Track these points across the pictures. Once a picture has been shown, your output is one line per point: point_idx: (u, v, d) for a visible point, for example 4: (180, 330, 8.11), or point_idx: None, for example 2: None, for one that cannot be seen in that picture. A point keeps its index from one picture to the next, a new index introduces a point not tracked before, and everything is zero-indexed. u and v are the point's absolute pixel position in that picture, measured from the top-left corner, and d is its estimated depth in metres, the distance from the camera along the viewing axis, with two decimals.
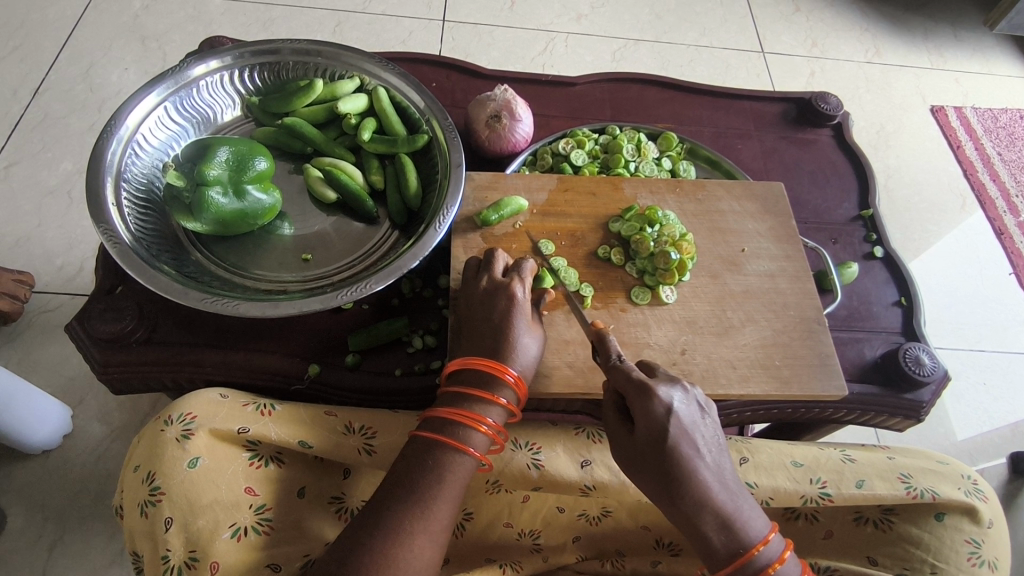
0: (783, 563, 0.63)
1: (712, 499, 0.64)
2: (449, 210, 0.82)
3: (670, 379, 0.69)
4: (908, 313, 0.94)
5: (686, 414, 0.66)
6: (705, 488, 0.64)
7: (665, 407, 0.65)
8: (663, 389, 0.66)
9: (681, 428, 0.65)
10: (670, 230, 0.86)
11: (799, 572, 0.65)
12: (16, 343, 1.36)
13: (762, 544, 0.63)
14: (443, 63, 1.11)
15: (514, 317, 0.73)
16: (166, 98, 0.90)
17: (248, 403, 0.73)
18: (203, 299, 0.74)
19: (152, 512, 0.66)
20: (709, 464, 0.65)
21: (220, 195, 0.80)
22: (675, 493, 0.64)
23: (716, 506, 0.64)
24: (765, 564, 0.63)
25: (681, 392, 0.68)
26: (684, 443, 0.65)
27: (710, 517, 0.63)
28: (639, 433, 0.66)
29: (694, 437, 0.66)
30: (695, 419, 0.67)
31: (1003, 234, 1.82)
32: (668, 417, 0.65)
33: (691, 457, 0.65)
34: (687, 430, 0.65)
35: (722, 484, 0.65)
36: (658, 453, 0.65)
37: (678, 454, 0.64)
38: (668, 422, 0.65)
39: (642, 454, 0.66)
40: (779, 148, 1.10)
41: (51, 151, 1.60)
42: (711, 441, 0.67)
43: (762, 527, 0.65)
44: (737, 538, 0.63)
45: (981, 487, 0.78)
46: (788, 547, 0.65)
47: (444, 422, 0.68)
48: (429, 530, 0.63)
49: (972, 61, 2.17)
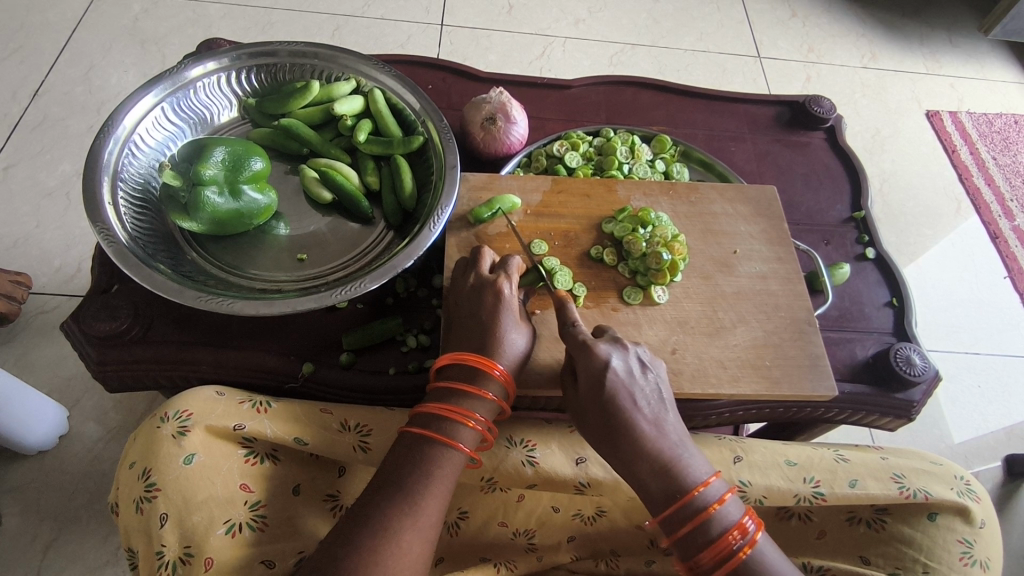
0: (723, 504, 0.65)
1: (648, 445, 0.67)
2: (444, 210, 0.83)
3: (615, 338, 0.73)
4: (900, 314, 0.94)
5: (624, 367, 0.70)
6: (641, 435, 0.67)
7: (602, 360, 0.69)
8: (603, 345, 0.70)
9: (619, 380, 0.69)
10: (662, 231, 0.86)
11: (743, 515, 0.65)
12: (13, 343, 1.37)
13: (700, 487, 0.65)
14: (440, 66, 1.12)
15: (501, 313, 0.73)
16: (164, 99, 0.91)
17: (244, 400, 0.74)
18: (198, 298, 0.75)
19: (147, 508, 0.66)
20: (647, 415, 0.68)
21: (216, 195, 0.81)
22: (613, 440, 0.68)
23: (652, 450, 0.66)
24: (703, 506, 0.64)
25: (622, 349, 0.71)
26: (621, 394, 0.68)
27: (647, 462, 0.66)
28: (582, 387, 0.70)
29: (633, 388, 0.69)
30: (634, 373, 0.70)
31: (997, 238, 1.83)
32: (605, 369, 0.68)
33: (628, 407, 0.68)
34: (624, 382, 0.69)
35: (660, 432, 0.68)
36: (596, 403, 0.69)
37: (616, 402, 0.68)
38: (605, 374, 0.69)
39: (586, 407, 0.70)
40: (773, 150, 1.11)
41: (50, 153, 1.61)
42: (653, 393, 0.70)
43: (702, 472, 0.66)
44: (674, 483, 0.66)
45: (974, 488, 0.78)
46: (730, 491, 0.66)
47: (432, 418, 0.69)
48: (418, 525, 0.64)
49: (967, 66, 2.19)
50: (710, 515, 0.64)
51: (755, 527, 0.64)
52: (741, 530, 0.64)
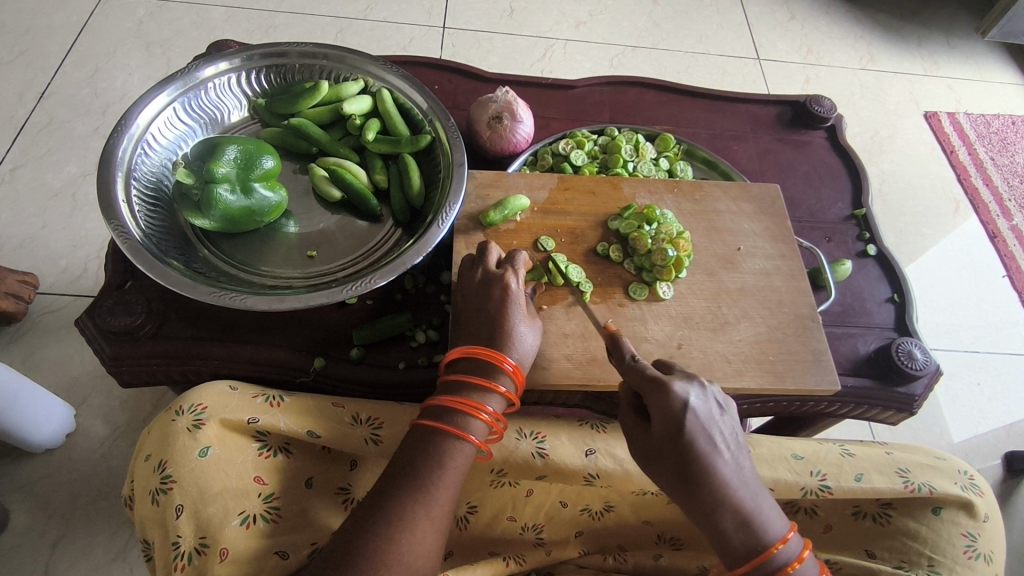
0: (801, 562, 0.65)
1: (730, 496, 0.65)
2: (452, 208, 0.84)
3: (689, 375, 0.70)
4: (901, 310, 0.96)
5: (705, 409, 0.67)
6: (725, 486, 0.65)
7: (681, 404, 0.66)
8: (679, 384, 0.67)
9: (699, 425, 0.66)
10: (667, 228, 0.88)
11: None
12: (21, 343, 1.38)
13: (779, 544, 0.64)
14: (445, 66, 1.13)
15: (508, 307, 0.75)
16: (176, 98, 0.92)
17: (257, 394, 0.75)
18: (211, 293, 0.76)
19: (163, 499, 0.67)
20: (726, 460, 0.66)
21: (228, 192, 0.82)
22: (692, 490, 0.65)
23: (734, 501, 0.65)
24: (784, 563, 0.64)
25: (699, 389, 0.68)
26: (703, 440, 0.66)
27: (728, 515, 0.65)
28: (656, 429, 0.67)
29: (712, 430, 0.66)
30: (713, 415, 0.67)
31: (996, 237, 1.85)
32: (686, 413, 0.65)
33: (709, 453, 0.65)
34: (705, 427, 0.66)
35: (741, 481, 0.66)
36: (675, 450, 0.66)
37: (696, 450, 0.65)
38: (687, 418, 0.65)
39: (661, 452, 0.67)
40: (774, 149, 1.12)
41: (56, 155, 1.62)
42: (730, 436, 0.68)
43: (780, 526, 0.66)
44: (755, 537, 0.65)
45: (977, 483, 0.79)
46: (806, 548, 0.66)
47: (444, 410, 0.70)
48: (431, 515, 0.65)
49: (964, 67, 2.21)
50: (790, 574, 0.64)
51: None
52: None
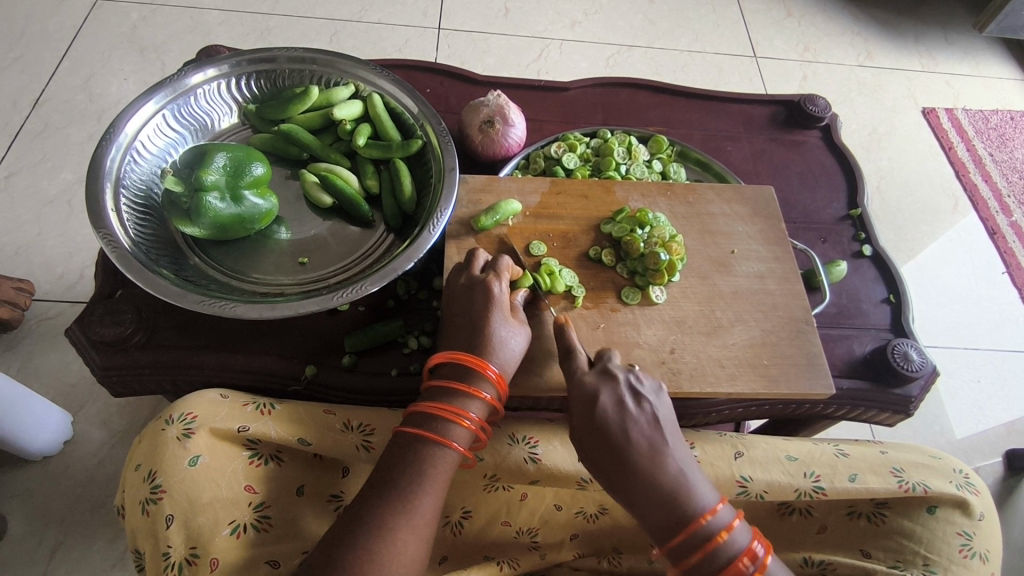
0: (731, 531, 0.64)
1: (644, 473, 0.67)
2: (443, 213, 0.84)
3: (613, 368, 0.73)
4: (897, 310, 0.95)
5: (617, 394, 0.71)
6: (640, 465, 0.67)
7: (590, 391, 0.71)
8: (589, 379, 0.72)
9: (608, 409, 0.70)
10: (660, 231, 0.87)
11: (750, 540, 0.65)
12: (17, 351, 1.37)
13: (706, 514, 0.65)
14: (437, 70, 1.13)
15: (492, 311, 0.74)
16: (165, 106, 0.92)
17: (247, 402, 0.74)
18: (202, 302, 0.75)
19: (153, 510, 0.66)
20: (644, 442, 0.68)
21: (218, 200, 0.82)
22: (614, 473, 0.68)
23: (651, 480, 0.66)
24: (712, 534, 0.64)
25: (617, 379, 0.72)
26: (615, 423, 0.69)
27: (645, 492, 0.66)
28: (577, 423, 0.71)
29: (627, 414, 0.70)
30: (631, 402, 0.70)
31: (995, 234, 1.84)
32: (593, 399, 0.70)
33: (624, 438, 0.68)
34: (616, 409, 0.70)
35: (660, 460, 0.67)
36: (592, 435, 0.69)
37: (608, 432, 0.69)
38: (596, 404, 0.70)
39: (585, 439, 0.70)
40: (769, 149, 1.11)
41: (51, 161, 1.62)
42: (651, 419, 0.70)
43: (708, 498, 0.66)
44: (680, 511, 0.65)
45: (972, 481, 0.78)
46: (737, 517, 0.66)
47: (427, 417, 0.69)
48: (415, 524, 0.64)
49: (962, 63, 2.20)
50: (717, 543, 0.64)
51: (764, 552, 0.64)
52: (750, 556, 0.64)
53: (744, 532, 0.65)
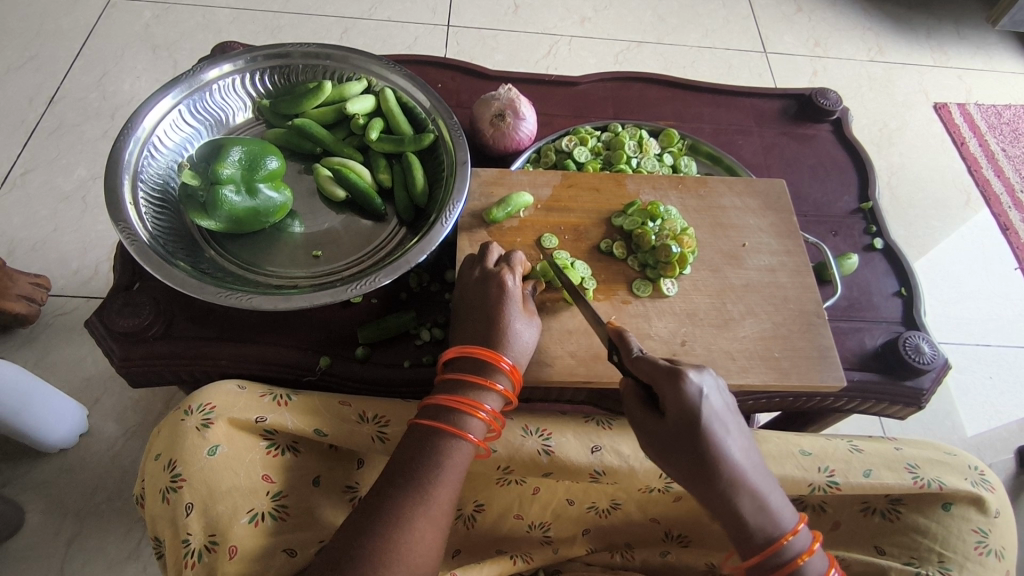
0: (813, 554, 0.64)
1: (742, 490, 0.64)
2: (456, 206, 0.84)
3: (697, 369, 0.68)
4: (909, 303, 0.95)
5: (717, 402, 0.65)
6: (737, 480, 0.64)
7: (696, 399, 0.64)
8: (695, 378, 0.65)
9: (715, 419, 0.64)
10: (671, 224, 0.88)
11: (827, 565, 0.65)
12: (35, 345, 1.39)
13: (790, 536, 0.64)
14: (449, 65, 1.14)
15: (505, 304, 0.75)
16: (181, 101, 0.93)
17: (264, 393, 0.75)
18: (218, 293, 0.76)
19: (173, 498, 0.68)
20: (739, 454, 0.65)
21: (233, 193, 0.83)
22: (706, 483, 0.64)
23: (746, 497, 0.64)
24: (795, 555, 0.63)
25: (710, 381, 0.67)
26: (716, 433, 0.64)
27: (740, 509, 0.64)
28: (671, 422, 0.65)
29: (726, 425, 0.65)
30: (725, 409, 0.66)
31: (1007, 229, 1.83)
32: (703, 407, 0.64)
33: (724, 450, 0.64)
34: (719, 420, 0.65)
35: (753, 475, 0.65)
36: (690, 444, 0.64)
37: (710, 444, 0.64)
38: (703, 412, 0.64)
39: (676, 445, 0.65)
40: (780, 143, 1.11)
41: (65, 157, 1.64)
42: (740, 429, 0.67)
43: (792, 517, 0.65)
44: (767, 528, 0.64)
45: (988, 478, 0.78)
46: (817, 537, 0.65)
47: (441, 410, 0.70)
48: (430, 514, 0.65)
49: (975, 58, 2.18)
50: (801, 566, 0.63)
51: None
52: None
53: (821, 556, 0.65)
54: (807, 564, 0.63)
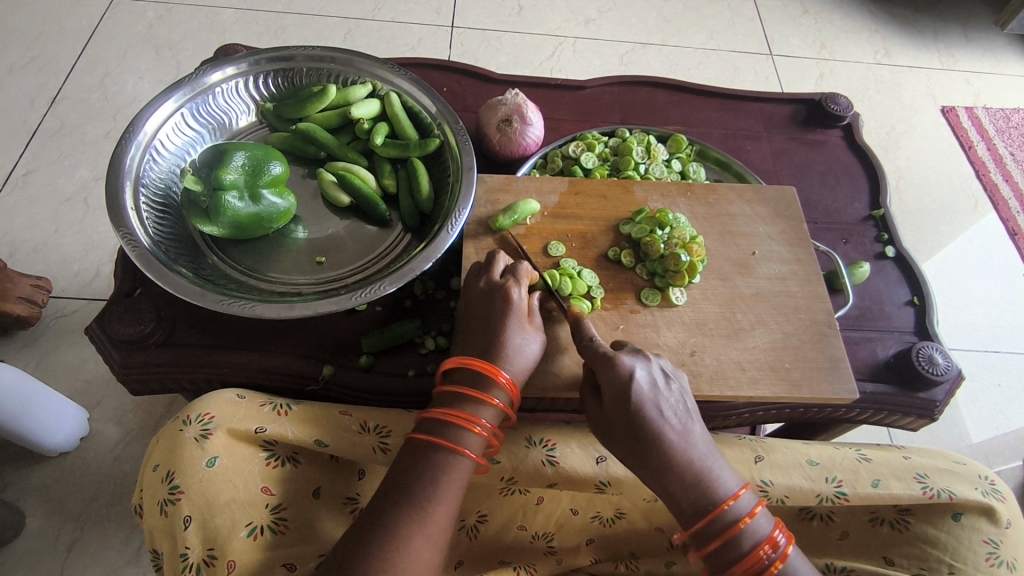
0: (754, 517, 0.65)
1: (676, 458, 0.66)
2: (461, 212, 0.83)
3: (635, 349, 0.71)
4: (921, 313, 0.94)
5: (648, 377, 0.69)
6: (670, 449, 0.66)
7: (626, 374, 0.68)
8: (626, 357, 0.69)
9: (643, 391, 0.67)
10: (680, 232, 0.86)
11: (773, 528, 0.66)
12: (35, 348, 1.38)
13: (732, 501, 0.65)
14: (454, 69, 1.12)
15: (507, 317, 0.73)
16: (184, 104, 0.92)
17: (265, 403, 0.74)
18: (220, 301, 0.75)
19: (171, 510, 0.66)
20: (674, 425, 0.67)
21: (237, 200, 0.81)
22: (643, 454, 0.67)
23: (682, 465, 0.66)
24: (735, 521, 0.65)
25: (644, 360, 0.70)
26: (648, 405, 0.67)
27: (677, 477, 0.66)
28: (608, 401, 0.68)
29: (658, 398, 0.68)
30: (659, 383, 0.69)
31: (1016, 234, 1.81)
32: (631, 380, 0.67)
33: (655, 419, 0.67)
34: (650, 393, 0.68)
35: (690, 444, 0.67)
36: (625, 418, 0.67)
37: (641, 415, 0.67)
38: (631, 386, 0.67)
39: (613, 420, 0.68)
40: (789, 149, 1.10)
41: (67, 159, 1.63)
42: (678, 403, 0.69)
43: (733, 484, 0.67)
44: (705, 497, 0.66)
45: (998, 487, 0.77)
46: (759, 503, 0.67)
47: (439, 424, 0.69)
48: (428, 532, 0.64)
49: (983, 61, 2.16)
50: (741, 530, 0.65)
51: (786, 542, 0.64)
52: (772, 544, 0.64)
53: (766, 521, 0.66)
54: (748, 528, 0.65)
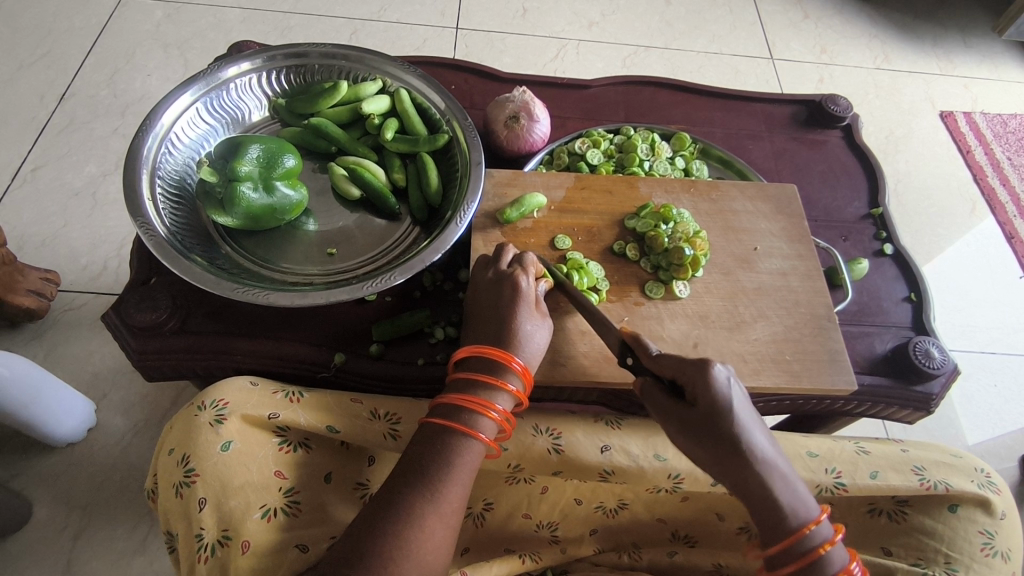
0: (833, 545, 0.62)
1: (770, 478, 0.63)
2: (470, 206, 0.85)
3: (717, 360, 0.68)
4: (918, 309, 0.96)
5: (740, 391, 0.65)
6: (765, 468, 0.63)
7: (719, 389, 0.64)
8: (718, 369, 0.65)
9: (740, 406, 0.64)
10: (684, 227, 0.88)
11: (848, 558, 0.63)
12: (43, 340, 1.40)
13: (814, 524, 0.62)
14: (462, 67, 1.15)
15: (518, 305, 0.75)
16: (199, 98, 0.94)
17: (277, 390, 0.76)
18: (235, 289, 0.77)
19: (186, 492, 0.68)
20: (765, 443, 0.64)
21: (251, 191, 0.83)
22: (734, 472, 0.63)
23: (773, 484, 0.63)
24: (818, 545, 0.62)
25: (733, 372, 0.66)
26: (743, 422, 0.63)
27: (770, 496, 0.62)
28: (697, 412, 0.64)
29: (750, 414, 0.64)
30: (748, 398, 0.65)
31: (1013, 237, 1.83)
32: (726, 395, 0.63)
33: (750, 437, 0.63)
34: (745, 409, 0.64)
35: (778, 463, 0.64)
36: (716, 434, 0.63)
37: (738, 432, 0.63)
38: (727, 401, 0.63)
39: (698, 434, 0.64)
40: (790, 148, 1.12)
41: (76, 154, 1.65)
42: (763, 419, 0.66)
43: (813, 506, 0.64)
44: (792, 518, 0.62)
45: (994, 480, 0.79)
46: (838, 531, 0.64)
47: (453, 408, 0.71)
48: (439, 513, 0.66)
49: (981, 67, 2.19)
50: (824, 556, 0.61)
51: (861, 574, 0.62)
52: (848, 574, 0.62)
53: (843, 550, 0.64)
54: (827, 555, 0.62)
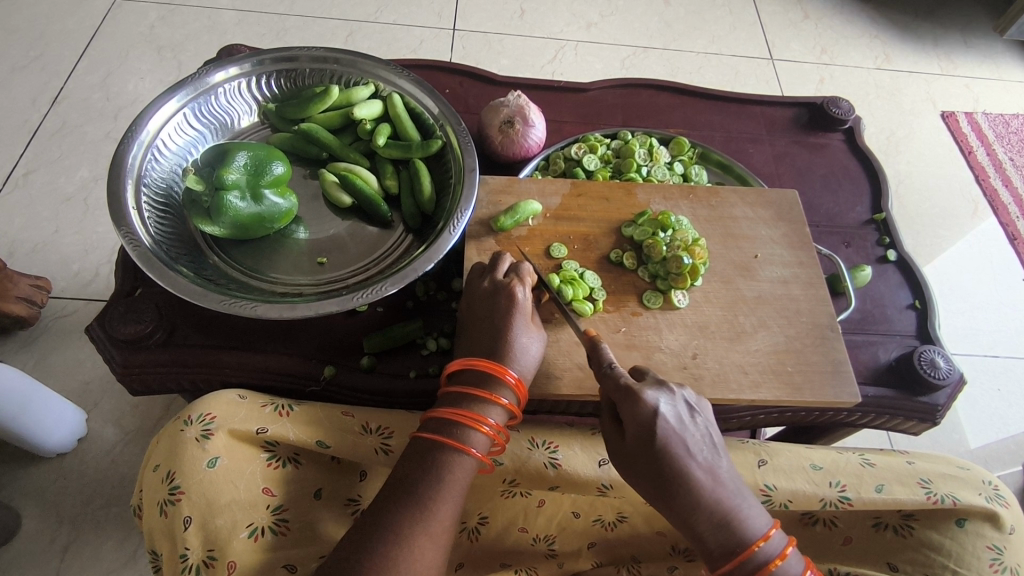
0: (784, 559, 0.62)
1: (706, 496, 0.63)
2: (464, 213, 0.83)
3: (658, 382, 0.69)
4: (923, 317, 0.93)
5: (673, 411, 0.66)
6: (700, 487, 0.63)
7: (648, 409, 0.65)
8: (649, 391, 0.66)
9: (669, 427, 0.65)
10: (683, 234, 0.87)
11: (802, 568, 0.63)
12: (34, 348, 1.38)
13: (761, 542, 0.62)
14: (457, 70, 1.12)
15: (513, 317, 0.73)
16: (186, 104, 0.92)
17: (266, 404, 0.74)
18: (222, 301, 0.75)
19: (171, 510, 0.66)
20: (701, 462, 0.64)
21: (238, 199, 0.81)
22: (669, 494, 0.64)
23: (710, 503, 0.63)
24: (765, 561, 0.62)
25: (668, 394, 0.68)
26: (673, 442, 0.64)
27: (707, 515, 0.63)
28: (630, 435, 0.66)
29: (684, 433, 0.65)
30: (684, 418, 0.66)
31: (1016, 239, 1.81)
32: (654, 417, 0.65)
33: (683, 456, 0.64)
34: (676, 429, 0.65)
35: (719, 481, 0.64)
36: (648, 455, 0.65)
37: (667, 453, 0.64)
38: (655, 421, 0.65)
39: (636, 458, 0.66)
40: (791, 152, 1.10)
41: (68, 158, 1.63)
42: (705, 440, 0.66)
43: (762, 523, 0.63)
44: (734, 537, 0.63)
45: (1002, 493, 0.76)
46: (790, 543, 0.63)
47: (445, 423, 0.69)
48: (430, 532, 0.63)
49: (982, 66, 2.17)
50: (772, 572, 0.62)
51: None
52: None
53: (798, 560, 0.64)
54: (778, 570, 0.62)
